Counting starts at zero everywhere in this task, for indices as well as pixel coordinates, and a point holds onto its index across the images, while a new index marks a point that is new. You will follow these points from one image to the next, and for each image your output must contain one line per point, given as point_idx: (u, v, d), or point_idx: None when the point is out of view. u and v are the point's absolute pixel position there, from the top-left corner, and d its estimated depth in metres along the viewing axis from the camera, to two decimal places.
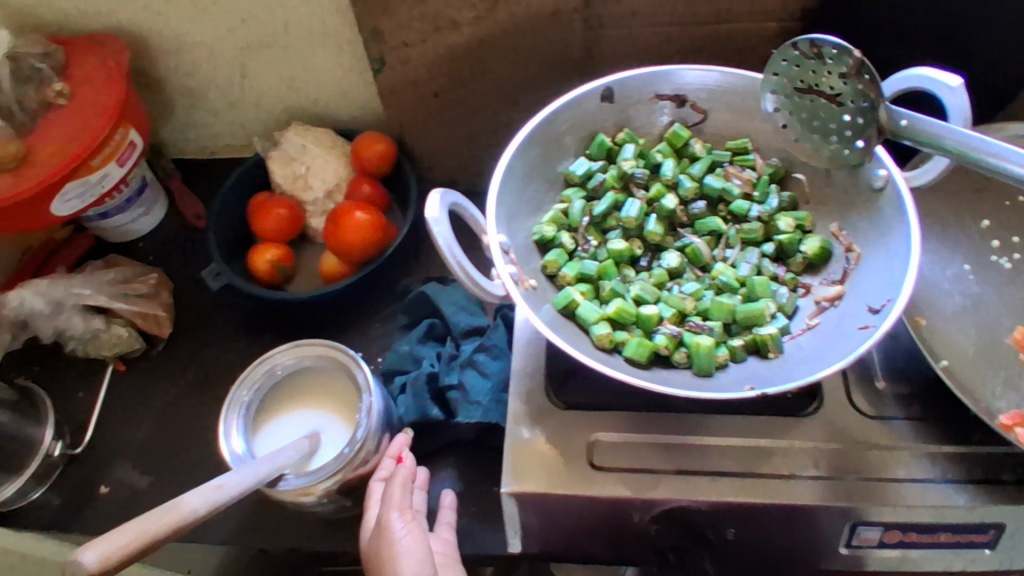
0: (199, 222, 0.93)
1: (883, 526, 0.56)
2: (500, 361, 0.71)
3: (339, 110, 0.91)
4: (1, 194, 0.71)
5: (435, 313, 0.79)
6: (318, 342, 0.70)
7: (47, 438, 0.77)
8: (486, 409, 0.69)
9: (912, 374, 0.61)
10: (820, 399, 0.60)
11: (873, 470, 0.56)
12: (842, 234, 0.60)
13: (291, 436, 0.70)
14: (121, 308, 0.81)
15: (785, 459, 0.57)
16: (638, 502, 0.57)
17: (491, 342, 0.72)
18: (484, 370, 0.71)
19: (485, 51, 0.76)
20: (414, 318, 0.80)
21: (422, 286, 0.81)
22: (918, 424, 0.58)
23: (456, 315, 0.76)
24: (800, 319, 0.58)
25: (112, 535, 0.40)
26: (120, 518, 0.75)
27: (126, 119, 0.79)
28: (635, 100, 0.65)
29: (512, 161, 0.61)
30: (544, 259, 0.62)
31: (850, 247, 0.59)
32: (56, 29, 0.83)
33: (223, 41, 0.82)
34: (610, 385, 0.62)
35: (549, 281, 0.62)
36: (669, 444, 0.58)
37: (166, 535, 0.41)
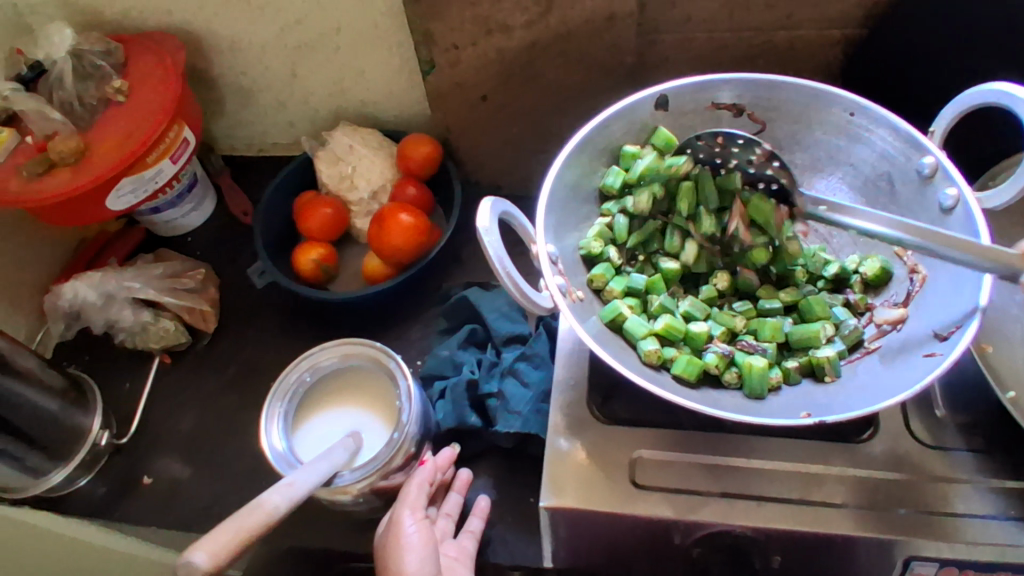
0: (246, 219, 0.94)
1: (939, 562, 0.54)
2: (541, 370, 0.70)
3: (387, 111, 0.91)
4: (60, 189, 0.73)
5: (475, 318, 0.78)
6: (344, 341, 0.71)
7: (95, 427, 0.78)
8: (525, 419, 0.68)
9: (975, 403, 0.58)
10: (876, 425, 0.57)
11: (931, 503, 0.54)
12: (906, 254, 0.58)
13: (329, 437, 0.69)
14: (169, 302, 0.83)
15: (838, 487, 0.55)
16: (681, 523, 0.55)
17: (534, 351, 0.72)
18: (525, 379, 0.70)
19: (535, 55, 0.75)
20: (453, 323, 0.80)
21: (463, 291, 0.80)
22: (981, 456, 0.55)
23: (498, 322, 0.75)
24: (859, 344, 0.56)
25: (211, 534, 0.41)
26: (162, 509, 0.76)
27: (180, 116, 0.81)
28: (691, 109, 0.64)
29: (563, 169, 0.59)
30: (591, 272, 0.61)
31: (913, 269, 0.57)
32: (116, 27, 0.85)
33: (275, 41, 0.83)
34: (654, 401, 0.60)
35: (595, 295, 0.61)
36: (714, 465, 0.56)
37: (258, 532, 0.42)
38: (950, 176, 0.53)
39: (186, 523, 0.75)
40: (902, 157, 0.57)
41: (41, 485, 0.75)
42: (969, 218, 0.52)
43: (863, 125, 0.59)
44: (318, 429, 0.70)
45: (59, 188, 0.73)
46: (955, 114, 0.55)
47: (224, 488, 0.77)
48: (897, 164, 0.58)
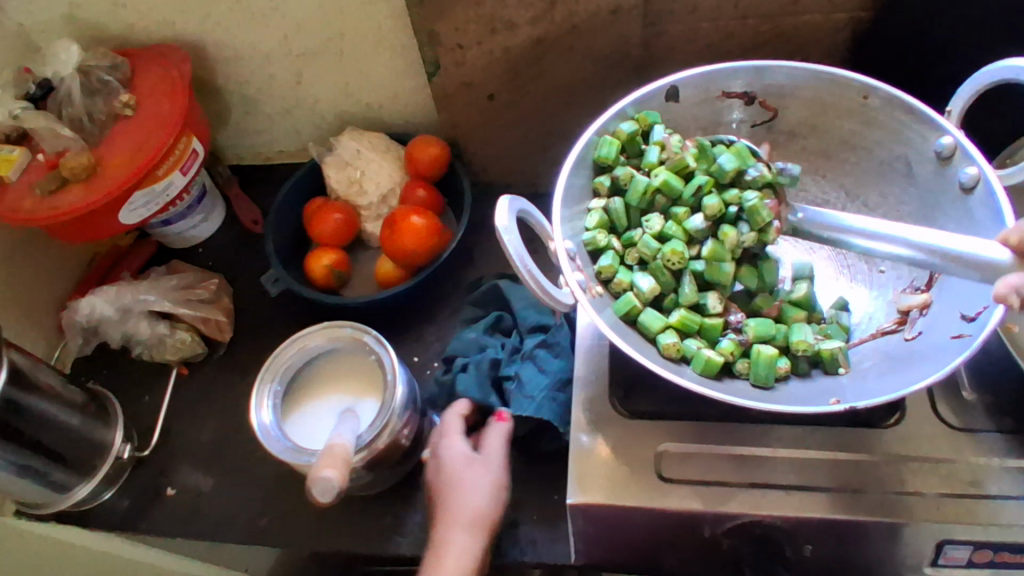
0: (256, 228, 0.94)
1: (973, 545, 0.53)
2: (561, 360, 0.70)
3: (393, 114, 0.91)
4: (73, 205, 0.73)
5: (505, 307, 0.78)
6: (300, 330, 0.69)
7: (117, 441, 0.78)
8: (538, 404, 0.67)
9: (1004, 384, 0.58)
10: (901, 411, 0.57)
11: (963, 487, 0.53)
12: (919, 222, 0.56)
13: (323, 425, 0.67)
14: (184, 313, 0.83)
15: (866, 473, 0.54)
16: (710, 516, 0.55)
17: (554, 340, 0.71)
18: (543, 366, 0.70)
19: (541, 51, 0.75)
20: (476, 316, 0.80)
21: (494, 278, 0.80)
22: (1011, 438, 0.55)
23: (524, 311, 0.75)
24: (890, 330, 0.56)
25: (321, 462, 0.57)
26: (188, 520, 0.76)
27: (188, 128, 0.81)
28: (702, 99, 0.63)
29: (577, 163, 0.59)
30: (598, 265, 0.59)
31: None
32: (120, 41, 0.85)
33: (279, 48, 0.83)
34: (677, 394, 0.60)
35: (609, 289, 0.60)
36: (741, 456, 0.56)
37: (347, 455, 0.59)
38: (969, 155, 0.53)
39: (212, 532, 0.75)
40: (919, 139, 0.57)
41: (65, 501, 0.76)
42: (991, 195, 0.52)
43: (878, 108, 0.59)
44: (313, 422, 0.67)
45: (72, 204, 0.73)
46: (973, 92, 0.55)
47: (247, 497, 0.77)
48: (913, 145, 0.58)
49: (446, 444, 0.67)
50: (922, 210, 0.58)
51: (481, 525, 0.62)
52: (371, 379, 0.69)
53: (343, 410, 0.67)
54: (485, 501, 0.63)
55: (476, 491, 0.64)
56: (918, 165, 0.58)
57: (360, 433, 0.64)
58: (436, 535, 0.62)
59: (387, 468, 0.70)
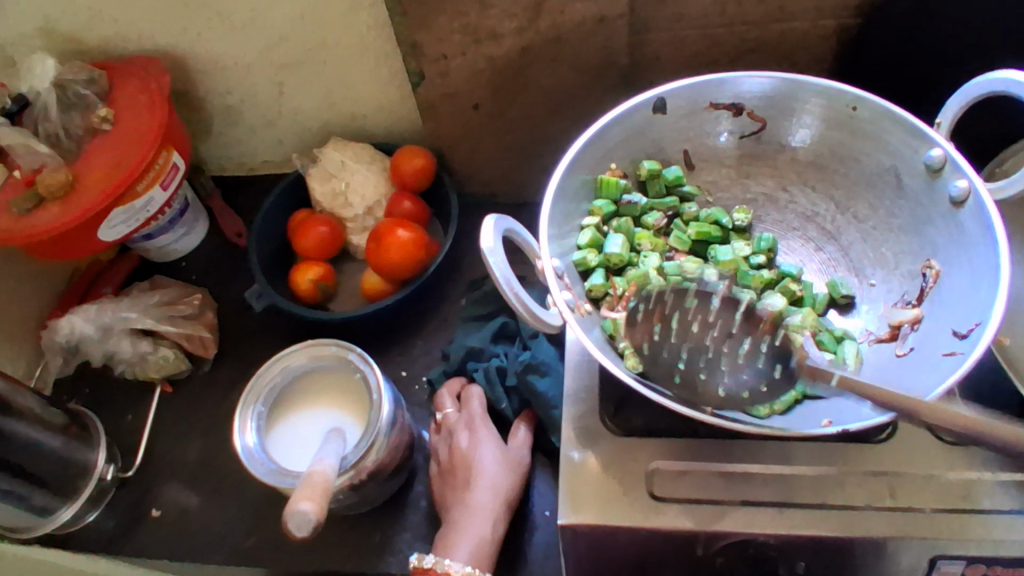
0: (240, 241, 0.93)
1: (966, 560, 0.53)
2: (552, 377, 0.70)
3: (377, 123, 0.89)
4: (50, 223, 0.72)
5: (506, 311, 0.78)
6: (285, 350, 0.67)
7: (99, 462, 0.77)
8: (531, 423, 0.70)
9: (995, 396, 0.57)
10: (893, 424, 0.56)
11: (956, 501, 0.53)
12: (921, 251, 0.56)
13: (308, 445, 0.65)
14: (167, 331, 0.81)
15: (859, 490, 0.54)
16: (703, 535, 0.54)
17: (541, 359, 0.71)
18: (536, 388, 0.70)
19: (526, 61, 0.74)
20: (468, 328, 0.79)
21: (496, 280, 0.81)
22: (1003, 451, 0.55)
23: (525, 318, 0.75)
24: (885, 348, 0.55)
25: (297, 498, 0.52)
26: (173, 542, 0.75)
27: (168, 142, 0.79)
28: (689, 111, 0.62)
29: (564, 178, 0.58)
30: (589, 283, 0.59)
31: (927, 263, 0.56)
32: (98, 53, 0.83)
33: (261, 59, 0.82)
34: (669, 410, 0.59)
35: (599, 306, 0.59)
36: (733, 473, 0.55)
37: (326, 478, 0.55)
38: (959, 168, 0.53)
39: (198, 554, 0.74)
40: (907, 151, 0.57)
41: (47, 525, 0.74)
42: (982, 210, 0.51)
43: (866, 118, 0.58)
44: (298, 444, 0.66)
45: (49, 222, 0.72)
46: (962, 104, 0.55)
47: (233, 517, 0.75)
48: (902, 156, 0.57)
49: (478, 425, 0.71)
50: (912, 221, 0.58)
51: (508, 504, 0.67)
52: (357, 397, 0.68)
53: (328, 429, 0.66)
54: (514, 483, 0.68)
55: (510, 472, 0.68)
56: (905, 175, 0.58)
57: (346, 455, 0.63)
58: (467, 505, 0.65)
59: (374, 488, 0.68)
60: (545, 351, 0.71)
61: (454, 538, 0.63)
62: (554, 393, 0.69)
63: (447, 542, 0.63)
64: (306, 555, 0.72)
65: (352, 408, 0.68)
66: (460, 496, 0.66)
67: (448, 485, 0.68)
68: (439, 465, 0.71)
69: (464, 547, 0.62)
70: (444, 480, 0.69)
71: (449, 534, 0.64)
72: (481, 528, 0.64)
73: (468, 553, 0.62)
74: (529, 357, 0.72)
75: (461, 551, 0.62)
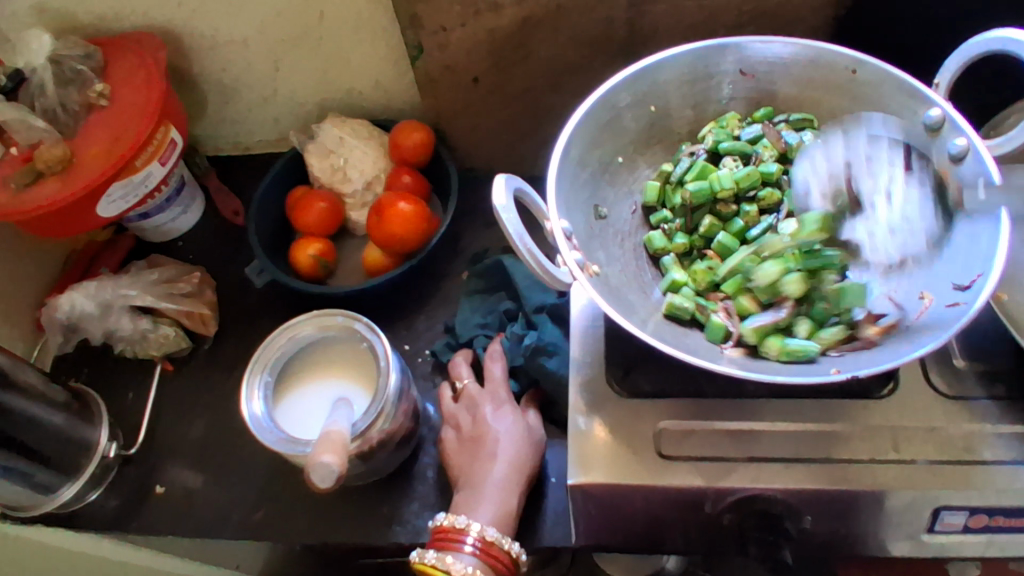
0: (238, 219, 0.92)
1: (969, 511, 0.54)
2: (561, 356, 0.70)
3: (374, 100, 0.89)
4: (49, 198, 0.71)
5: (507, 284, 0.79)
6: (290, 319, 0.67)
7: (102, 440, 0.76)
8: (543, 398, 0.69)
9: (993, 353, 0.59)
10: (895, 380, 0.58)
11: (958, 453, 0.54)
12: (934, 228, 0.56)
13: (317, 414, 0.65)
14: (167, 308, 0.81)
15: (862, 444, 0.55)
16: (712, 491, 0.55)
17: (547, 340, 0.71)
18: (546, 368, 0.70)
19: (525, 32, 0.74)
20: (471, 301, 0.80)
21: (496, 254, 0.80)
22: (1002, 404, 0.56)
23: (529, 292, 0.75)
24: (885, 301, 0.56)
25: (315, 453, 0.56)
26: (178, 518, 0.75)
27: (166, 117, 0.79)
28: (690, 77, 0.63)
29: (571, 141, 0.59)
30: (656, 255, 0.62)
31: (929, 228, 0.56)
32: (91, 30, 0.82)
33: (257, 34, 0.81)
34: (677, 370, 0.60)
35: (608, 267, 0.59)
36: (739, 431, 0.56)
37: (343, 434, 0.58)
38: (958, 127, 0.54)
39: (204, 530, 0.74)
40: (907, 114, 0.58)
41: (50, 503, 0.74)
42: (981, 166, 0.53)
43: (866, 81, 0.59)
44: (306, 413, 0.66)
45: (47, 197, 0.71)
46: (960, 64, 0.55)
47: (239, 492, 0.75)
48: (901, 119, 0.58)
49: (499, 394, 0.70)
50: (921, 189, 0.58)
51: (529, 475, 0.66)
52: (364, 367, 0.68)
53: (335, 398, 0.66)
54: (535, 455, 0.67)
55: (531, 443, 0.67)
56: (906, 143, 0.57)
57: (355, 422, 0.63)
58: (489, 472, 0.64)
59: (382, 457, 0.68)
60: (551, 331, 0.72)
61: (477, 503, 0.62)
62: (563, 372, 0.70)
63: (469, 506, 0.62)
64: (313, 528, 0.72)
65: (358, 377, 0.68)
66: (482, 463, 0.65)
67: (468, 452, 0.67)
68: (457, 431, 0.69)
69: (485, 512, 0.62)
70: (463, 448, 0.68)
71: (471, 498, 0.63)
72: (505, 496, 0.63)
73: (491, 518, 0.61)
74: (535, 338, 0.72)
75: (483, 514, 0.61)
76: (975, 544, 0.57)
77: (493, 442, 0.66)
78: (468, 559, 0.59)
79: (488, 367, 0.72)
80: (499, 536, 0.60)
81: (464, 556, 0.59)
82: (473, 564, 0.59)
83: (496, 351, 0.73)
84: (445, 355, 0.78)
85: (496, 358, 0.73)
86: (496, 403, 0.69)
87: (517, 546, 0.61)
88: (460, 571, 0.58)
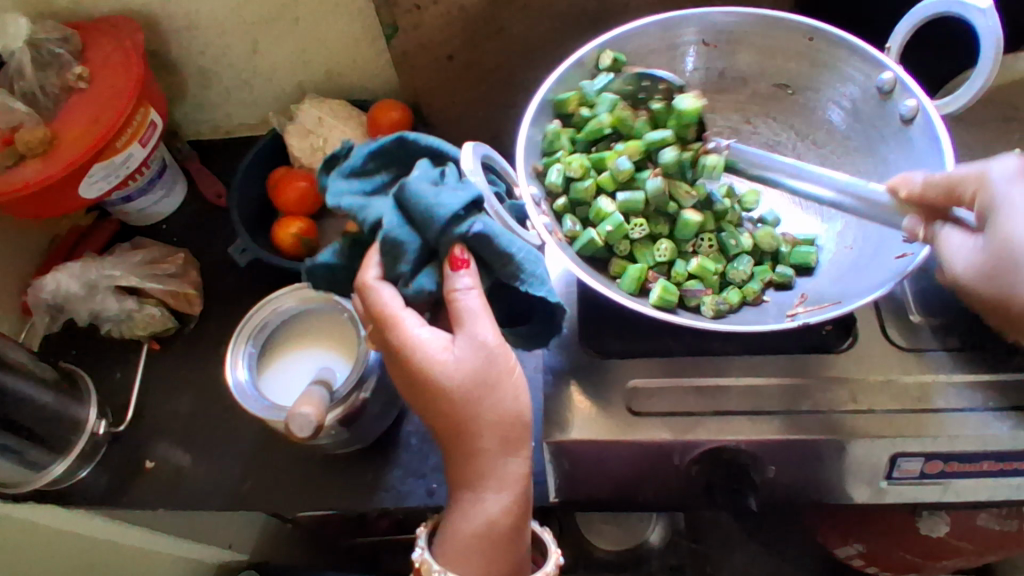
0: (221, 201, 0.93)
1: (924, 457, 0.57)
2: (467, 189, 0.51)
3: (353, 80, 0.90)
4: (30, 179, 0.72)
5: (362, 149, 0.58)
6: (274, 292, 0.69)
7: (92, 417, 0.78)
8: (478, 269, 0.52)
9: (948, 307, 0.61)
10: (855, 334, 0.60)
11: (913, 402, 0.57)
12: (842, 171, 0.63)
13: (300, 383, 0.67)
14: (152, 288, 0.82)
15: (823, 395, 0.57)
16: (680, 444, 0.57)
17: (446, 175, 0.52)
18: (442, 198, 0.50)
19: (498, 9, 0.76)
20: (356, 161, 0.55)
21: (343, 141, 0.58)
22: (956, 354, 0.59)
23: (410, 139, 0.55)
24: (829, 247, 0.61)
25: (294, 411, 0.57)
26: (166, 492, 0.76)
27: (145, 99, 0.80)
28: (656, 48, 0.65)
29: (537, 113, 0.61)
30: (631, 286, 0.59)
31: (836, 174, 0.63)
32: (69, 15, 0.83)
33: (233, 15, 0.82)
34: (646, 331, 0.63)
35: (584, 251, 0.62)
36: (704, 387, 0.59)
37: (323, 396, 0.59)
38: (908, 89, 0.57)
39: (194, 502, 0.76)
40: (860, 77, 0.60)
41: (41, 479, 0.75)
42: (929, 125, 0.55)
43: (822, 48, 0.61)
44: (289, 383, 0.68)
45: (29, 178, 0.72)
46: (910, 27, 0.58)
47: (226, 465, 0.77)
48: (856, 83, 0.61)
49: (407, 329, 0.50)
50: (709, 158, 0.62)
51: (507, 436, 0.51)
52: (346, 337, 0.70)
53: (318, 367, 0.68)
54: (510, 395, 0.51)
55: (492, 389, 0.50)
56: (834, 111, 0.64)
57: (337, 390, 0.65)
58: (480, 462, 0.51)
59: (368, 422, 0.70)
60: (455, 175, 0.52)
61: (450, 539, 0.54)
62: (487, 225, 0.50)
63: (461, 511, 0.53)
64: (303, 496, 0.74)
65: (338, 347, 0.69)
66: (474, 452, 0.51)
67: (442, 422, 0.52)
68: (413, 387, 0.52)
69: (476, 520, 0.52)
70: (433, 413, 0.52)
71: (467, 496, 0.53)
72: (472, 519, 0.52)
73: (481, 525, 0.52)
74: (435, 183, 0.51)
75: (471, 523, 0.52)
76: (933, 488, 0.60)
77: (448, 428, 0.51)
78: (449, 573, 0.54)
79: (374, 304, 0.51)
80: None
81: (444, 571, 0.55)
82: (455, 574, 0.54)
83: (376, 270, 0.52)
84: (331, 250, 0.57)
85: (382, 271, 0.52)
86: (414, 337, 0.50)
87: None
88: None
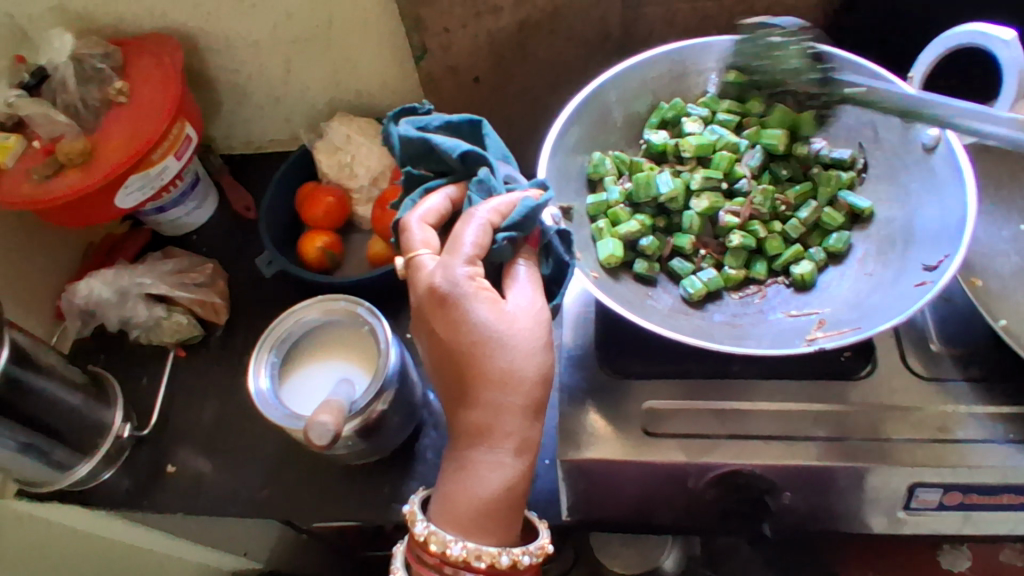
0: (250, 214, 0.96)
1: (943, 488, 0.56)
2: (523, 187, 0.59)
3: (382, 99, 0.93)
4: (69, 187, 0.75)
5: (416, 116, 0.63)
6: (298, 304, 0.71)
7: (117, 421, 0.80)
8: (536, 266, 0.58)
9: (969, 337, 0.61)
10: (874, 361, 0.60)
11: (933, 431, 0.56)
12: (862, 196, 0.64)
13: (321, 393, 0.68)
14: (180, 296, 0.84)
15: (841, 423, 0.57)
16: (694, 467, 0.57)
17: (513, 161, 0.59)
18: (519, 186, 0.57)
19: (525, 34, 0.78)
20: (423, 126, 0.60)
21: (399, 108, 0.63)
22: (977, 385, 0.58)
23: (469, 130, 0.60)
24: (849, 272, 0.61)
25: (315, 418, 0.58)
26: (187, 498, 0.78)
27: (181, 113, 0.82)
28: (678, 75, 0.67)
29: (564, 132, 0.63)
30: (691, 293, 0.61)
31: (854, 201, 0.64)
32: (112, 32, 0.86)
33: (268, 35, 0.85)
34: (664, 354, 0.63)
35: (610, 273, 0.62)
36: (721, 411, 0.59)
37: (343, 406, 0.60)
38: None
39: (212, 508, 0.77)
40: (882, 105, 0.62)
41: (65, 480, 0.77)
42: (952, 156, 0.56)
43: None
44: (309, 392, 0.69)
45: (68, 187, 0.75)
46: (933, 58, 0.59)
47: (245, 473, 0.78)
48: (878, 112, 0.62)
49: (476, 272, 0.51)
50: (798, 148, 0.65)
51: (536, 402, 0.51)
52: (366, 350, 0.71)
53: (338, 378, 0.69)
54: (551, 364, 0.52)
55: (536, 355, 0.51)
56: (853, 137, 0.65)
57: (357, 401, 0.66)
58: (502, 424, 0.50)
59: (386, 435, 0.71)
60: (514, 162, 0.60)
61: (460, 503, 0.51)
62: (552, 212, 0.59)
63: (475, 475, 0.51)
64: (319, 505, 0.75)
65: (358, 360, 0.71)
66: (500, 411, 0.50)
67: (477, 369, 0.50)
68: (459, 326, 0.50)
69: (490, 487, 0.50)
70: (471, 356, 0.50)
71: (484, 459, 0.51)
72: (487, 484, 0.50)
73: (495, 493, 0.51)
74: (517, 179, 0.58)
75: (487, 489, 0.50)
76: (952, 520, 0.59)
77: (481, 379, 0.50)
78: (457, 548, 0.51)
79: (459, 234, 0.51)
80: (495, 555, 0.51)
81: (453, 545, 0.51)
82: (461, 550, 0.51)
83: (486, 209, 0.52)
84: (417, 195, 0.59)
85: (488, 212, 0.52)
86: (475, 280, 0.51)
87: (533, 547, 0.53)
88: (460, 555, 0.50)
